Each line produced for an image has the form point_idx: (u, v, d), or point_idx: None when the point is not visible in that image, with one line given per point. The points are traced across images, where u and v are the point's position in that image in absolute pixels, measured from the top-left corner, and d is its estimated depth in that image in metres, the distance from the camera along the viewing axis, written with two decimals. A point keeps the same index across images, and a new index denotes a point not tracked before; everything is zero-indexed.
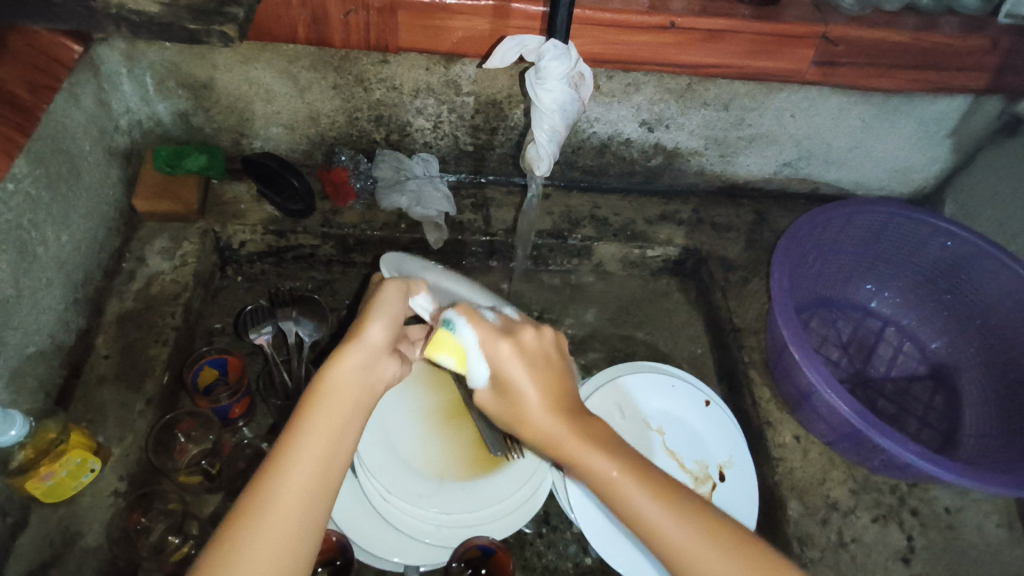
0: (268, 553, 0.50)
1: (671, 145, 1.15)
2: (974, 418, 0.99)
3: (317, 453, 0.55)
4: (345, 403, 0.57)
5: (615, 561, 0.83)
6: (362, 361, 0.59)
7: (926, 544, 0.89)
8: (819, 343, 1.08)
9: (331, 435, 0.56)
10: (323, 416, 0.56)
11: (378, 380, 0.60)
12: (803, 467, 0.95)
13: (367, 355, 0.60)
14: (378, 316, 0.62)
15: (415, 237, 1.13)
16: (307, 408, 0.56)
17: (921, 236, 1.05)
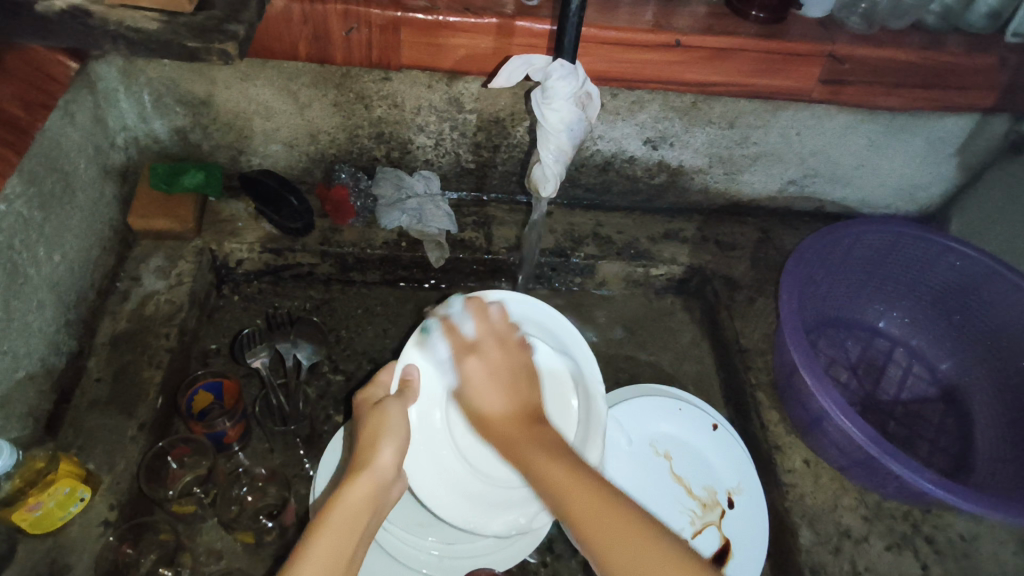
0: None
1: (675, 163, 1.14)
2: (986, 442, 0.97)
3: (341, 543, 0.58)
4: (362, 507, 0.62)
5: None
6: (374, 480, 0.65)
7: (943, 573, 0.86)
8: (827, 364, 1.06)
9: (354, 530, 0.60)
10: (343, 511, 0.60)
11: (385, 501, 0.66)
12: (814, 493, 0.92)
13: (381, 475, 0.65)
14: (388, 440, 0.68)
15: (416, 255, 1.11)
16: (331, 510, 0.60)
17: (930, 256, 1.04)
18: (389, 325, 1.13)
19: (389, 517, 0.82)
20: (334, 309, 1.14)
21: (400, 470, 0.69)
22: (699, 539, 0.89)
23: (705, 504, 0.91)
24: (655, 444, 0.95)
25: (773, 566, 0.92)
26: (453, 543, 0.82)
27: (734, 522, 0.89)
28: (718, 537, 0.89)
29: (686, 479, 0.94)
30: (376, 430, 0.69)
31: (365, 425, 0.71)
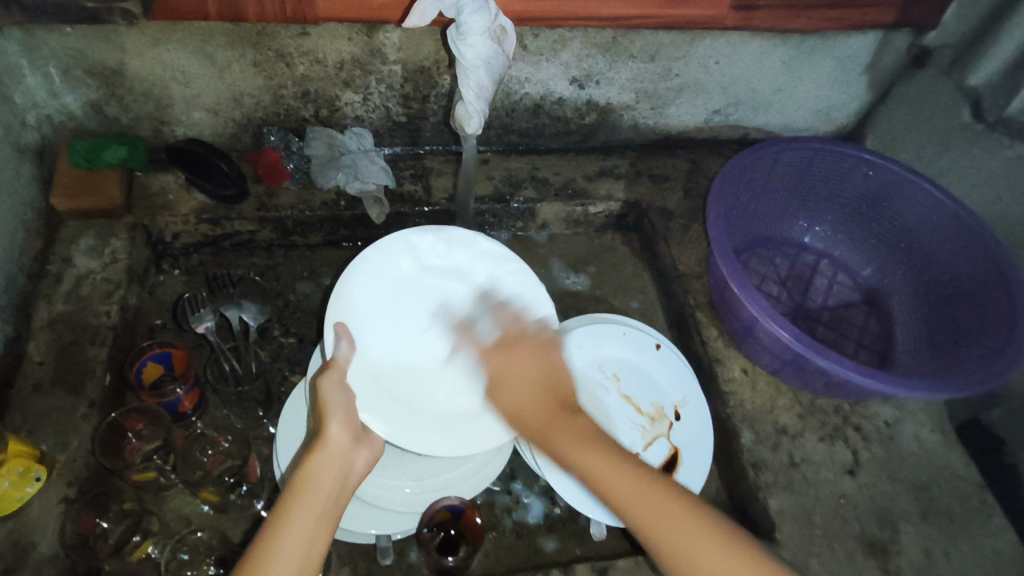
0: None
1: (603, 101, 1.17)
2: (905, 336, 1.06)
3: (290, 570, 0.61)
4: (327, 482, 0.68)
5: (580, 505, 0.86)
6: (328, 456, 0.70)
7: (870, 456, 0.95)
8: (759, 280, 1.12)
9: (305, 554, 0.62)
10: (296, 524, 0.64)
11: (346, 469, 0.71)
12: (752, 398, 0.99)
13: (332, 481, 0.68)
14: (334, 415, 0.73)
15: (356, 213, 1.12)
16: (278, 528, 0.63)
17: (845, 169, 1.10)
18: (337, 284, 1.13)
19: None
20: (279, 274, 1.13)
21: (354, 441, 0.73)
22: (650, 453, 0.93)
23: (653, 418, 0.96)
24: (602, 368, 0.99)
25: (721, 470, 0.99)
26: (423, 479, 0.85)
27: (681, 433, 0.94)
28: (668, 448, 0.93)
29: (634, 398, 0.98)
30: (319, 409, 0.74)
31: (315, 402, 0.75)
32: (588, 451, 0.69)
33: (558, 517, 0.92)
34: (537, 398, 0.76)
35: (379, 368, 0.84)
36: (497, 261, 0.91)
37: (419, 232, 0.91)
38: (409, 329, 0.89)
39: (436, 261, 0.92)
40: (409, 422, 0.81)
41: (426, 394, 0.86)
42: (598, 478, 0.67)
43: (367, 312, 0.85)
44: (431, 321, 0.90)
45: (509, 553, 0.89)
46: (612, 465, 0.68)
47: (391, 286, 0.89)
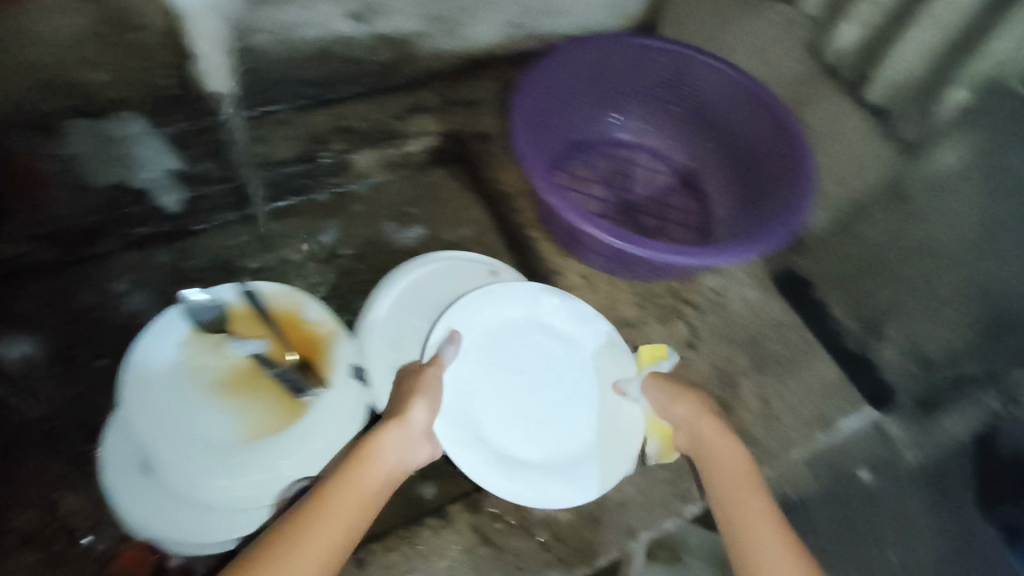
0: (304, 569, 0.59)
1: (392, 32, 1.10)
2: (720, 208, 1.13)
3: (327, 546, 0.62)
4: (384, 469, 0.70)
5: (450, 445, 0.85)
6: (401, 432, 0.74)
7: (703, 324, 1.02)
8: (582, 185, 1.14)
9: (343, 530, 0.64)
10: (343, 499, 0.65)
11: (407, 458, 0.74)
12: (594, 299, 1.02)
13: (386, 469, 0.70)
14: (421, 399, 0.77)
15: (147, 207, 1.04)
16: (327, 497, 0.65)
17: (638, 61, 1.11)
18: (137, 289, 1.01)
19: (195, 473, 0.78)
20: (73, 293, 0.99)
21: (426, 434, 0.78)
22: None
23: None
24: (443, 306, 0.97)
25: None
26: (277, 467, 0.80)
27: None
28: None
29: None
30: (412, 389, 0.79)
31: (402, 387, 0.80)
32: (725, 474, 0.75)
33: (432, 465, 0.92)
34: (687, 411, 0.82)
35: (478, 432, 0.84)
36: (605, 340, 0.94)
37: (547, 293, 0.95)
38: (526, 378, 0.90)
39: (552, 320, 0.94)
40: (491, 480, 0.80)
41: (508, 433, 0.85)
42: (731, 496, 0.73)
43: (486, 360, 0.89)
44: (535, 364, 0.91)
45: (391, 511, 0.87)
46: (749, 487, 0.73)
47: (494, 333, 0.91)
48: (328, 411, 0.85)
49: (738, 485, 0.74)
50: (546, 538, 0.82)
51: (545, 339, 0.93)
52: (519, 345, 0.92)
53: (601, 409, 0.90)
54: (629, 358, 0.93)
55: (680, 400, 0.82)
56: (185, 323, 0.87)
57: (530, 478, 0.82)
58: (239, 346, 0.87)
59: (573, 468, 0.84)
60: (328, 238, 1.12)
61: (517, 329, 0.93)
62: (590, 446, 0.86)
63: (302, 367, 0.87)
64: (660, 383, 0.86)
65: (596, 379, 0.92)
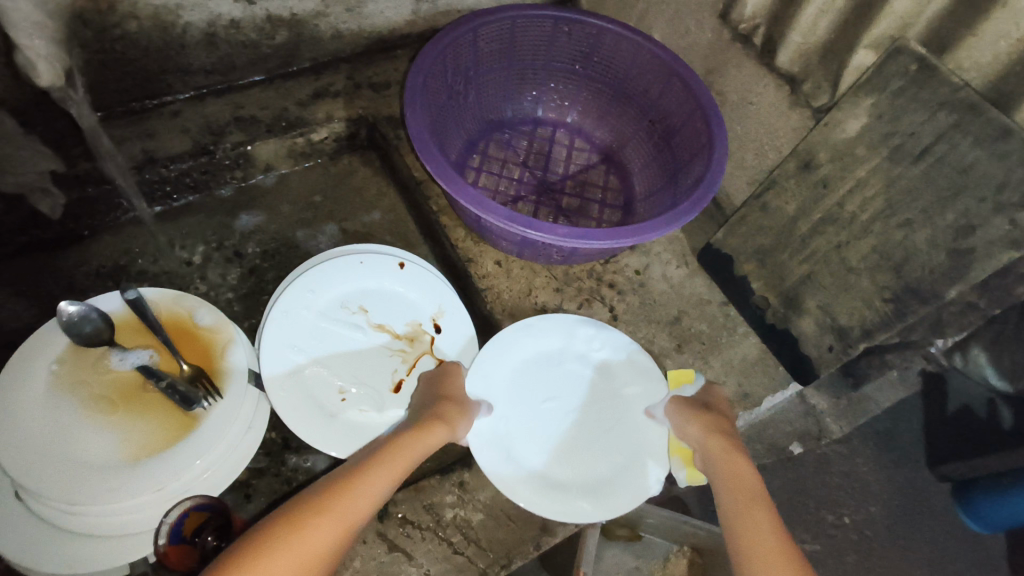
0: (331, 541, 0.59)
1: (285, 13, 1.03)
2: (642, 184, 1.09)
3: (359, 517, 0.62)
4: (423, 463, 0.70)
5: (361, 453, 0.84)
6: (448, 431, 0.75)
7: (625, 307, 0.99)
8: (499, 167, 1.09)
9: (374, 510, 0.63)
10: (387, 481, 0.65)
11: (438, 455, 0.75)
12: (509, 287, 0.98)
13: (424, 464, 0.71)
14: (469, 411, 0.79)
15: (21, 212, 0.94)
16: (376, 475, 0.65)
17: (549, 33, 1.05)
18: (14, 300, 0.96)
19: (73, 498, 0.72)
20: None
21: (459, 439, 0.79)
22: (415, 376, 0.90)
23: (413, 338, 0.92)
24: (347, 303, 0.92)
25: None
26: (164, 485, 0.75)
27: (441, 343, 0.92)
28: (433, 362, 0.91)
29: (388, 324, 0.93)
30: (458, 394, 0.81)
31: (451, 385, 0.82)
32: (726, 472, 0.69)
33: None
34: (695, 415, 0.77)
35: (513, 455, 0.83)
36: (639, 362, 0.89)
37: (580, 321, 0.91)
38: (565, 404, 0.87)
39: (589, 347, 0.90)
40: (529, 502, 0.80)
41: (539, 458, 0.84)
42: (730, 489, 0.67)
43: (518, 384, 0.87)
44: (571, 389, 0.88)
45: None
46: (749, 483, 0.67)
47: (528, 359, 0.89)
48: (221, 421, 0.79)
49: (749, 502, 0.65)
50: (458, 541, 0.80)
51: (582, 365, 0.90)
52: (553, 370, 0.89)
53: (641, 430, 0.85)
54: (656, 379, 0.88)
55: (690, 420, 0.77)
56: (61, 338, 0.81)
57: (564, 499, 0.81)
58: (121, 359, 0.81)
59: (607, 490, 0.82)
60: (246, 222, 1.07)
61: (549, 357, 0.90)
62: (619, 468, 0.83)
63: (193, 377, 0.81)
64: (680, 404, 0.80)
65: (620, 401, 0.88)
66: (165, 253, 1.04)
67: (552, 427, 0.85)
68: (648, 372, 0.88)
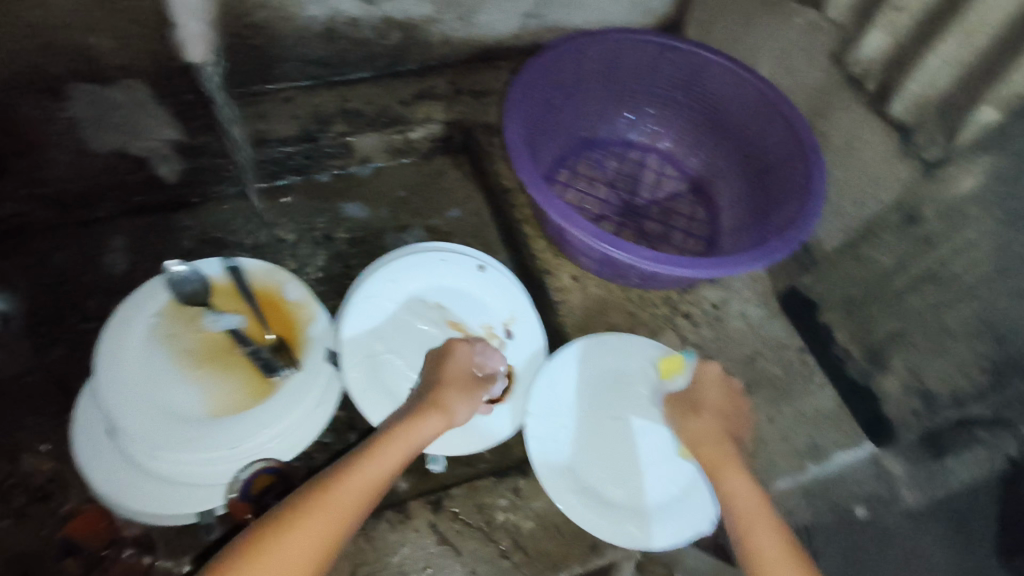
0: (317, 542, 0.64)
1: (401, 15, 1.08)
2: (730, 219, 1.08)
3: (327, 524, 0.65)
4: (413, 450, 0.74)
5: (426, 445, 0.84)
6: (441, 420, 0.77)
7: (698, 339, 0.97)
8: (585, 186, 1.11)
9: (359, 507, 0.68)
10: (369, 478, 0.69)
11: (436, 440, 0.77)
12: (584, 303, 0.98)
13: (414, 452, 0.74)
14: (463, 392, 0.80)
15: (143, 175, 1.03)
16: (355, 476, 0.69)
17: (654, 58, 1.05)
18: (127, 254, 1.03)
19: (159, 444, 0.78)
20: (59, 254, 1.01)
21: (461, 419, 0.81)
22: None
23: (483, 341, 0.94)
24: (425, 299, 0.94)
25: None
26: (239, 445, 0.79)
27: (510, 349, 0.93)
28: None
29: (461, 324, 0.94)
30: (453, 375, 0.81)
31: (446, 362, 0.83)
32: (727, 479, 0.77)
33: None
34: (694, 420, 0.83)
35: (573, 465, 0.84)
36: None
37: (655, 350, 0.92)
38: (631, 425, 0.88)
39: (661, 375, 0.91)
40: (583, 514, 0.80)
41: (598, 472, 0.84)
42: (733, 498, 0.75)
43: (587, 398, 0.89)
44: (638, 411, 0.89)
45: None
46: (750, 491, 0.75)
47: (600, 376, 0.90)
48: (299, 393, 0.83)
49: (753, 520, 0.73)
50: (506, 546, 0.80)
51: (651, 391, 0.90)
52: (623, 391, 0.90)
53: None
54: (724, 418, 0.88)
55: (691, 425, 0.82)
56: (167, 294, 0.87)
57: (619, 518, 0.81)
58: (215, 320, 0.87)
59: (662, 517, 0.81)
60: (354, 211, 1.12)
61: (619, 378, 0.91)
62: (676, 496, 0.83)
63: (278, 347, 0.86)
64: (677, 400, 0.86)
65: None
66: (260, 227, 1.09)
67: (615, 444, 0.86)
68: None
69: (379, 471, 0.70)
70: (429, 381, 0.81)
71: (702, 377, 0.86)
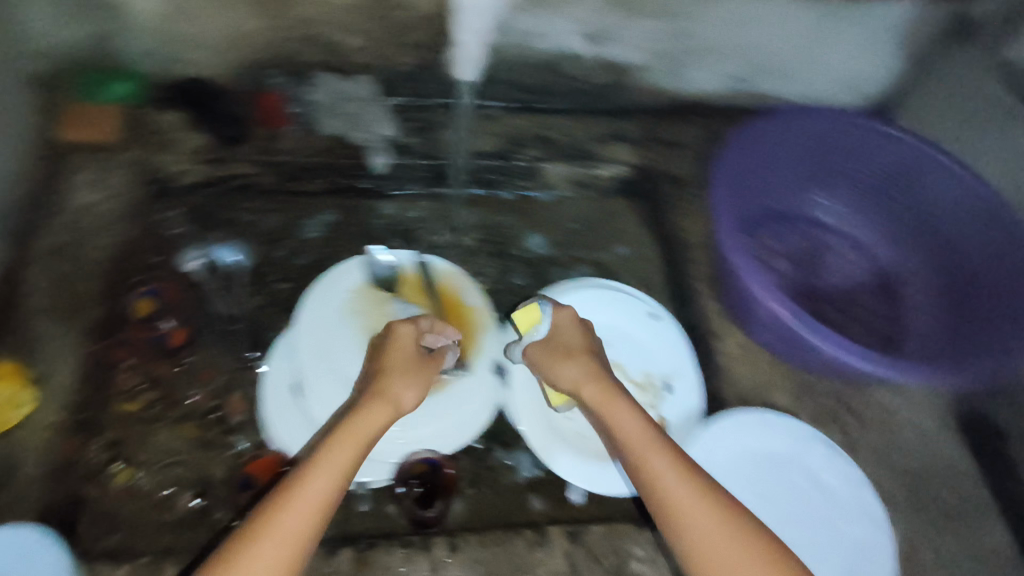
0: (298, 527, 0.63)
1: (614, 59, 1.13)
2: (917, 324, 1.03)
3: (298, 524, 0.63)
4: (366, 435, 0.71)
5: (574, 479, 0.87)
6: (384, 411, 0.74)
7: (862, 439, 0.93)
8: (764, 254, 1.09)
9: (327, 492, 0.66)
10: (327, 467, 0.67)
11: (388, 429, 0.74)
12: (748, 375, 0.97)
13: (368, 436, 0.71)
14: (406, 378, 0.77)
15: (355, 161, 1.11)
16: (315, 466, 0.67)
17: (869, 144, 1.04)
18: (326, 231, 1.07)
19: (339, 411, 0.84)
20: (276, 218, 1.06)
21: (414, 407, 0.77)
22: None
23: (642, 387, 0.93)
24: None
25: None
26: (408, 430, 0.85)
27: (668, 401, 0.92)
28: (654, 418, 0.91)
29: (624, 365, 0.94)
30: (394, 362, 0.78)
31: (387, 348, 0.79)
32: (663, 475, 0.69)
33: (540, 479, 0.91)
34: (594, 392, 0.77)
35: None
36: (871, 510, 0.85)
37: (816, 444, 0.90)
38: (778, 514, 0.85)
39: (819, 471, 0.88)
40: None
41: None
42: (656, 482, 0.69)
43: (735, 476, 0.87)
44: (789, 502, 0.86)
45: (493, 509, 0.89)
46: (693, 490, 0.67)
47: (753, 455, 0.89)
48: (466, 395, 0.89)
49: (679, 488, 0.68)
50: None
51: (806, 484, 0.87)
52: (774, 476, 0.88)
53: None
54: (886, 534, 0.83)
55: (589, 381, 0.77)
56: (365, 274, 0.94)
57: None
58: (401, 309, 0.93)
59: None
60: (535, 245, 1.12)
61: (773, 462, 0.88)
62: None
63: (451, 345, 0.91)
64: (542, 346, 0.82)
65: (839, 537, 0.83)
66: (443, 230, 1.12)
67: None
68: (879, 523, 0.84)
69: (338, 462, 0.68)
70: (372, 371, 0.78)
71: (558, 323, 0.83)
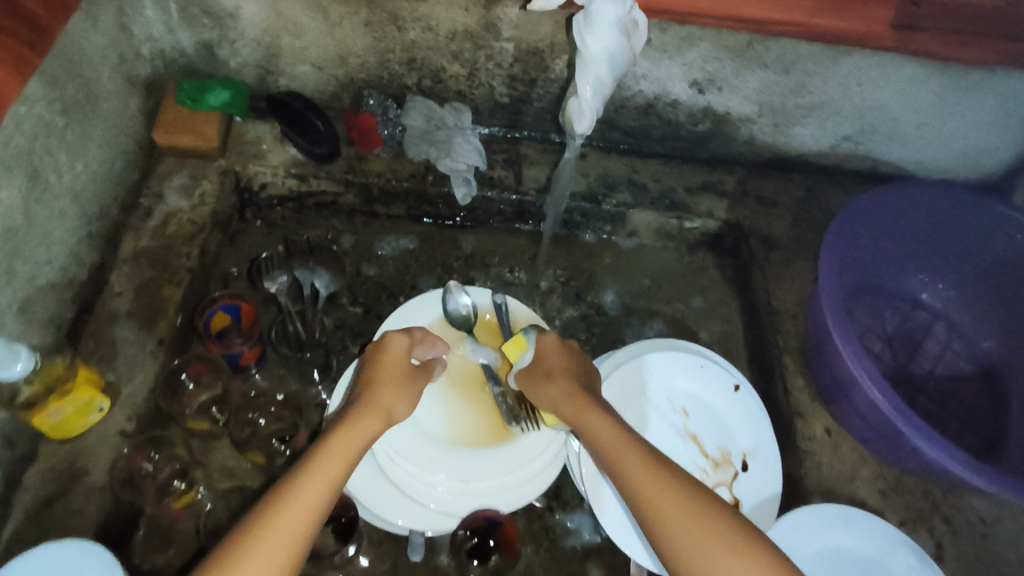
0: (304, 508, 0.59)
1: (721, 109, 1.07)
2: (1022, 426, 0.94)
3: (297, 521, 0.58)
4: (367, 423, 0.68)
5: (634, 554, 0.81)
6: (383, 405, 0.72)
7: (957, 553, 0.85)
8: (862, 332, 1.02)
9: (332, 476, 0.62)
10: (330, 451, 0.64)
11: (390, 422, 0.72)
12: (832, 463, 0.90)
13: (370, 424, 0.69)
14: (403, 375, 0.76)
15: (442, 190, 1.07)
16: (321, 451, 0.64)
17: (989, 227, 0.97)
18: (402, 256, 1.10)
19: (400, 451, 0.80)
20: (356, 240, 1.10)
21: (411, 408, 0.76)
22: None
23: (716, 464, 0.88)
24: (672, 400, 0.91)
25: None
26: (468, 481, 0.81)
27: (743, 482, 0.87)
28: (728, 498, 0.86)
29: (701, 438, 0.90)
30: (384, 364, 0.77)
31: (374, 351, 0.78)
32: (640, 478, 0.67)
33: (597, 546, 0.87)
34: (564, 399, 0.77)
35: None
36: None
37: (908, 551, 0.82)
38: None
39: None
40: None
41: None
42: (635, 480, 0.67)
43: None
44: None
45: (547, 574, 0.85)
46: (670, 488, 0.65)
47: (834, 555, 0.82)
48: (532, 450, 0.84)
49: (656, 488, 0.65)
50: None
51: None
52: None
53: None
54: None
55: (556, 384, 0.79)
56: (439, 310, 0.93)
57: None
58: (473, 350, 0.90)
59: None
60: (610, 304, 1.10)
61: (856, 566, 0.82)
62: None
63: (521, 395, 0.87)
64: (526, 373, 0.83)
65: None
66: (522, 267, 1.12)
67: None
68: None
69: (341, 443, 0.65)
70: (362, 379, 0.76)
71: (543, 349, 0.84)
